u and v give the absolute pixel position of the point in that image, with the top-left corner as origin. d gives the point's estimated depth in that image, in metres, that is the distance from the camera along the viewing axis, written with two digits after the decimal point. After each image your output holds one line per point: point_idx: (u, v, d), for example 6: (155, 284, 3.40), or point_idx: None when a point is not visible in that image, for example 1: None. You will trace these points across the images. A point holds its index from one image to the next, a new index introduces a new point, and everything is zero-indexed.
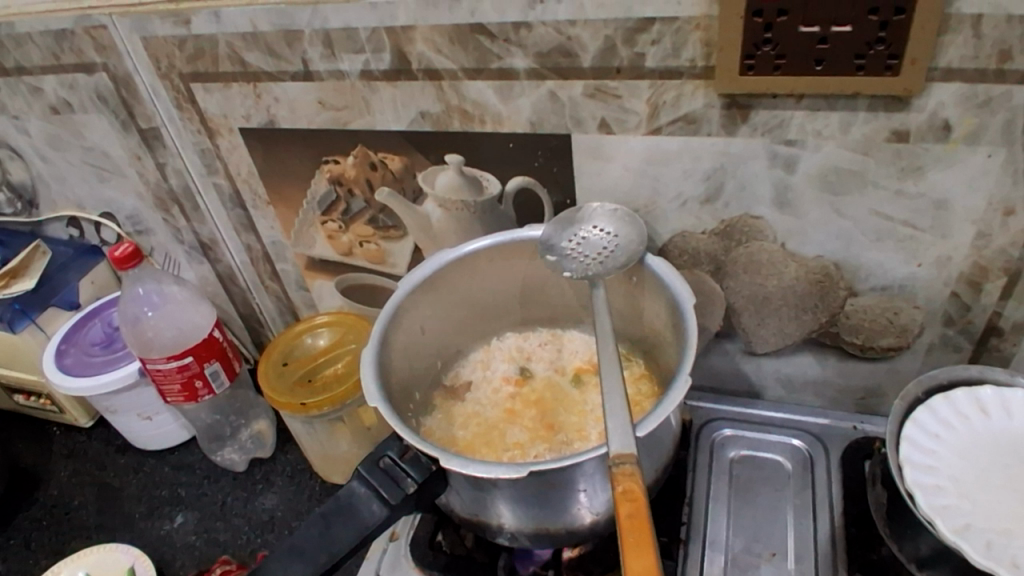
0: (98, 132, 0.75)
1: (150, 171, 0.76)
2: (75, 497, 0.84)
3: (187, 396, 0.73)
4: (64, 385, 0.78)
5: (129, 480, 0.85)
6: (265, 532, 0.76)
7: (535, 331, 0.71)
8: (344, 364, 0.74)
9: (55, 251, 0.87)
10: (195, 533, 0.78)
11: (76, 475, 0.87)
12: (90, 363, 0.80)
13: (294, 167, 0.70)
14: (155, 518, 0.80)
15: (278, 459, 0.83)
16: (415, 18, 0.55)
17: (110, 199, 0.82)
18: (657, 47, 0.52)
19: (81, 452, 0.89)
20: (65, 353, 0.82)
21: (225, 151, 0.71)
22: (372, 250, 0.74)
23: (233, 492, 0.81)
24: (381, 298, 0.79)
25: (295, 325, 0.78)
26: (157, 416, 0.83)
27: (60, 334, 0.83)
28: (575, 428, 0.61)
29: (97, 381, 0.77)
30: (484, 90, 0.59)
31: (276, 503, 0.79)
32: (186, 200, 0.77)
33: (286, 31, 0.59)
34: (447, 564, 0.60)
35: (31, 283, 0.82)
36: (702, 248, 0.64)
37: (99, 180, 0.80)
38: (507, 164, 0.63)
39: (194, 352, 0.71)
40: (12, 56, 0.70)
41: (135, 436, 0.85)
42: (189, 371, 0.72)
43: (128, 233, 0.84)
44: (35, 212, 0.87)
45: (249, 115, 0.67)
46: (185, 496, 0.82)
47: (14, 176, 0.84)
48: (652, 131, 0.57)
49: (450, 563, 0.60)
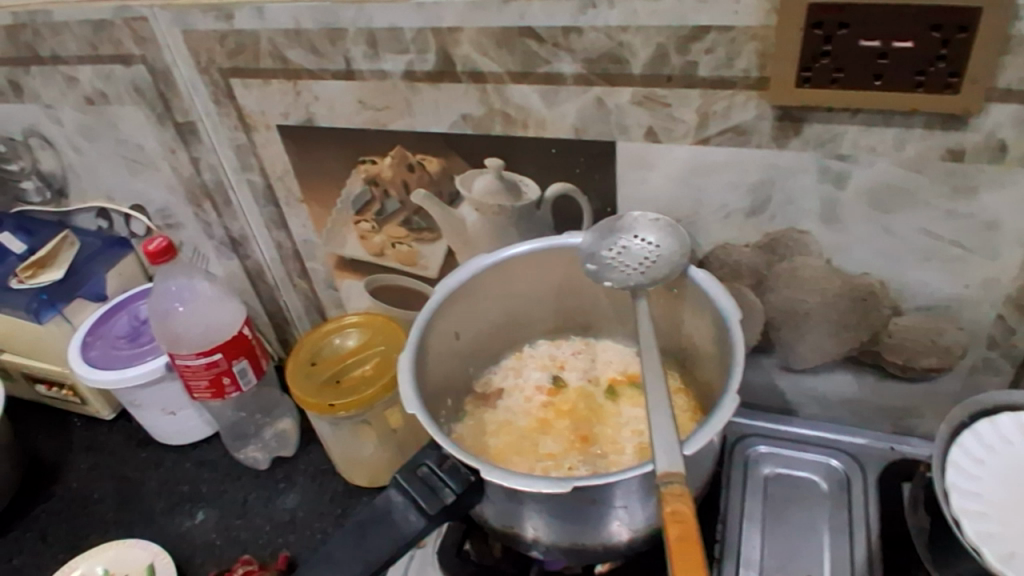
0: (133, 125, 0.74)
1: (183, 165, 0.75)
2: (94, 491, 0.84)
3: (214, 393, 0.73)
4: (90, 378, 0.77)
5: (149, 474, 0.85)
6: (287, 533, 0.76)
7: (568, 339, 0.70)
8: (373, 365, 0.73)
9: (83, 242, 0.86)
10: (215, 531, 0.77)
11: (95, 467, 0.87)
12: (116, 356, 0.79)
13: (329, 166, 0.70)
14: (176, 514, 0.80)
15: (300, 458, 0.83)
16: (462, 20, 0.55)
17: (141, 191, 0.81)
18: (710, 56, 0.51)
19: (102, 444, 0.89)
20: (91, 346, 0.81)
21: (260, 147, 0.71)
22: (404, 252, 0.73)
23: (254, 491, 0.81)
24: (411, 299, 0.78)
25: (326, 324, 0.77)
26: (182, 411, 0.83)
27: (86, 326, 0.83)
28: (609, 440, 0.60)
29: (124, 375, 0.77)
30: (529, 94, 0.58)
31: (298, 503, 0.78)
32: (218, 195, 0.77)
33: (330, 29, 0.58)
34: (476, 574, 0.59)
35: (59, 274, 0.83)
36: (744, 261, 0.63)
37: (131, 172, 0.79)
38: (547, 170, 0.62)
39: (223, 349, 0.71)
40: (49, 45, 0.70)
41: (157, 431, 0.85)
42: (217, 368, 0.71)
43: (158, 226, 0.84)
44: (64, 202, 0.87)
45: (288, 112, 0.66)
46: (207, 492, 0.81)
47: (45, 165, 0.84)
48: (700, 140, 0.56)
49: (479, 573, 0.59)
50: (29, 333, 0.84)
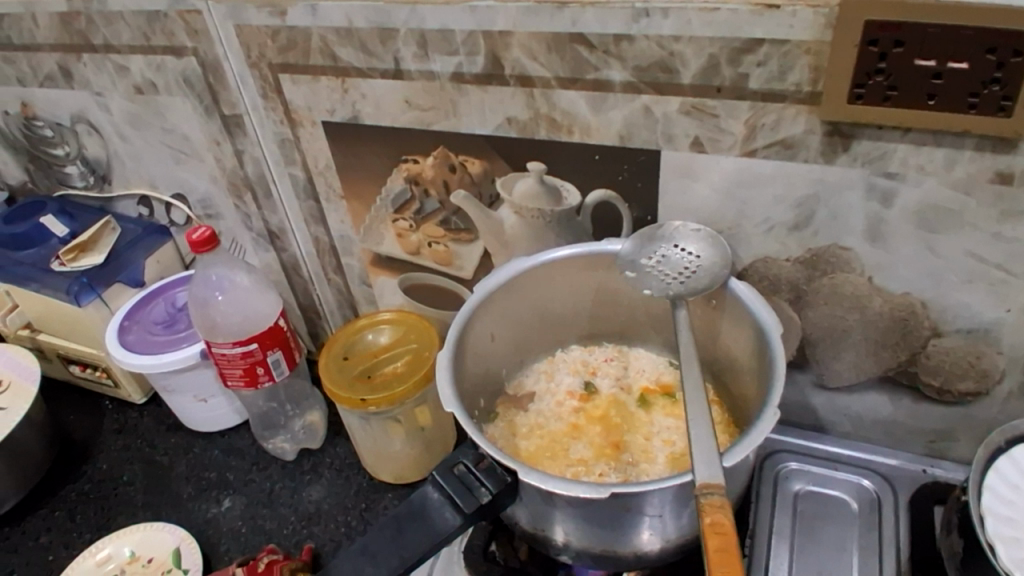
0: (180, 115, 0.75)
1: (227, 156, 0.77)
2: (123, 473, 0.85)
3: (247, 382, 0.74)
4: (126, 361, 0.78)
5: (178, 459, 0.86)
6: (311, 525, 0.76)
7: (601, 345, 0.70)
8: (405, 362, 0.73)
9: (124, 228, 0.88)
10: (241, 519, 0.78)
11: (125, 450, 0.88)
12: (152, 341, 0.80)
13: (371, 164, 0.70)
14: (203, 500, 0.81)
15: (327, 451, 0.83)
16: (514, 24, 0.55)
17: (184, 181, 0.82)
18: (762, 68, 0.51)
19: (132, 427, 0.90)
20: (128, 330, 0.82)
21: (304, 142, 0.72)
22: (440, 251, 0.74)
23: (281, 481, 0.81)
24: (444, 299, 0.79)
25: (360, 319, 0.78)
26: (213, 399, 0.84)
27: (124, 311, 0.84)
28: (641, 449, 0.60)
29: (160, 361, 0.78)
30: (576, 100, 0.58)
31: (323, 495, 0.79)
32: (259, 187, 0.78)
33: (381, 28, 0.59)
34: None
35: (100, 257, 0.84)
36: (784, 275, 0.62)
37: (175, 162, 0.81)
38: (589, 176, 0.63)
39: (259, 339, 0.72)
40: (102, 34, 0.71)
41: (187, 417, 0.86)
42: (252, 358, 0.72)
43: (198, 216, 0.85)
44: (107, 188, 0.89)
45: (334, 109, 0.67)
46: (234, 480, 0.82)
47: (91, 152, 0.86)
48: (747, 152, 0.56)
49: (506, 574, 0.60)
50: (67, 315, 0.86)
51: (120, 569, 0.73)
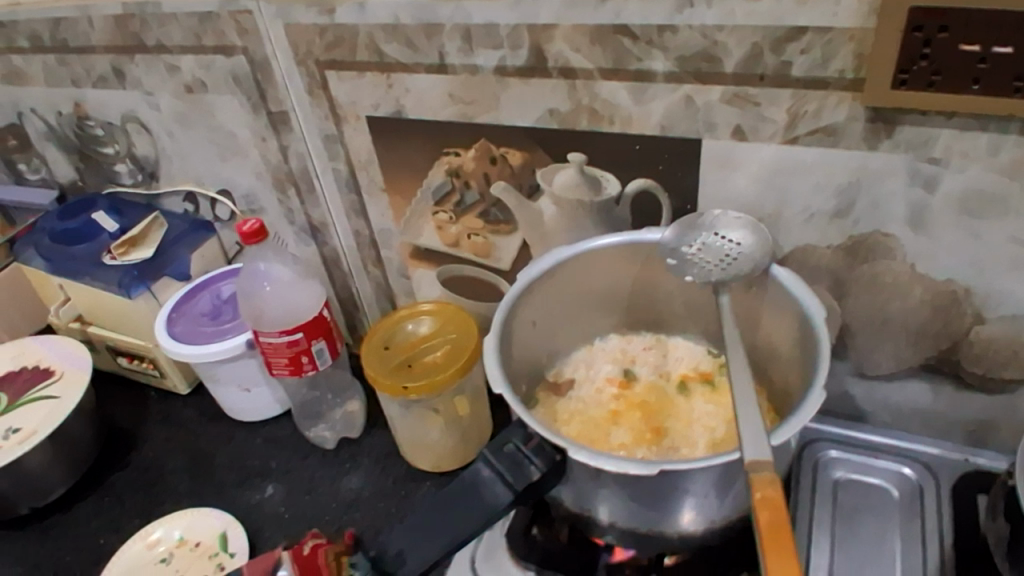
0: (227, 113, 0.78)
1: (272, 152, 0.79)
2: (169, 462, 0.88)
3: (292, 370, 0.75)
4: (174, 351, 0.81)
5: (222, 448, 0.88)
6: (352, 511, 0.78)
7: (639, 334, 0.71)
8: (444, 353, 0.74)
9: (171, 223, 0.91)
10: (283, 505, 0.80)
11: (169, 440, 0.90)
12: (199, 332, 0.83)
13: (413, 158, 0.72)
14: (246, 487, 0.83)
15: (365, 441, 0.85)
16: (558, 17, 0.56)
17: (229, 177, 0.85)
18: (805, 57, 0.52)
19: (177, 418, 0.93)
20: (175, 322, 0.85)
21: (348, 137, 0.74)
22: (479, 243, 0.75)
23: (322, 469, 0.83)
24: (482, 291, 0.80)
25: (400, 310, 0.79)
26: (257, 388, 0.86)
27: (170, 303, 0.86)
28: (681, 435, 0.61)
29: (208, 352, 0.80)
30: (617, 91, 0.59)
31: (363, 482, 0.81)
32: (303, 182, 0.80)
33: (427, 24, 0.61)
34: (544, 559, 0.61)
35: (150, 252, 0.87)
36: (824, 263, 0.63)
37: (221, 158, 0.83)
38: (629, 167, 0.64)
39: (305, 328, 0.73)
40: (154, 35, 0.74)
41: (231, 406, 0.88)
42: (298, 346, 0.74)
43: (242, 211, 0.88)
44: (153, 184, 0.92)
45: (378, 104, 0.69)
46: (275, 468, 0.84)
47: (139, 150, 0.89)
48: (788, 140, 0.57)
49: (547, 557, 0.61)
50: (118, 308, 0.89)
51: (170, 552, 0.75)
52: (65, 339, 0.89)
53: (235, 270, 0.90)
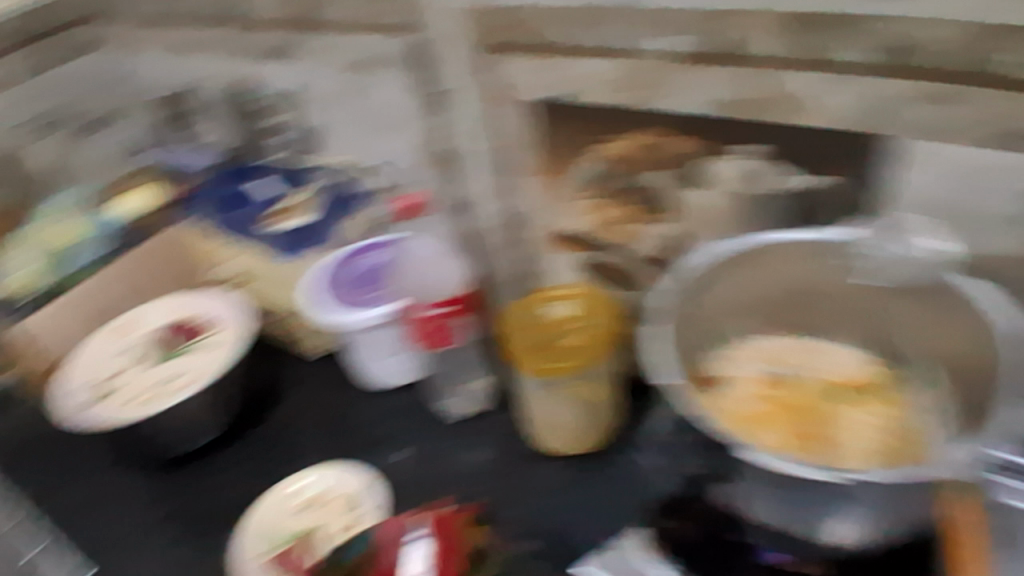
0: (384, 90, 0.79)
1: (420, 130, 0.79)
2: (295, 419, 0.87)
3: (441, 343, 0.77)
4: (323, 318, 0.80)
5: (349, 410, 0.87)
6: (479, 483, 0.77)
7: (783, 335, 0.71)
8: (589, 337, 0.72)
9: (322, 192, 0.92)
10: (412, 471, 0.79)
11: (298, 397, 0.89)
12: (347, 299, 0.81)
13: (565, 145, 0.71)
14: (373, 450, 0.82)
15: (492, 417, 0.83)
16: (750, 5, 0.56)
17: (374, 150, 0.86)
18: (1015, 55, 0.51)
19: (304, 377, 0.92)
20: (319, 288, 0.83)
21: (493, 120, 0.72)
22: (626, 232, 0.73)
23: (447, 446, 0.81)
24: (620, 279, 0.77)
25: (556, 289, 0.75)
26: (394, 356, 0.84)
27: (315, 270, 0.85)
28: (838, 443, 0.59)
29: (340, 321, 0.79)
30: (802, 80, 0.57)
31: (488, 459, 0.79)
32: (442, 162, 0.79)
33: (602, 8, 0.61)
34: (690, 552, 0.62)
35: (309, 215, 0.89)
36: (1007, 269, 0.60)
37: (370, 133, 0.85)
38: (804, 158, 0.62)
39: (458, 303, 0.75)
40: (330, 12, 0.77)
41: (363, 374, 0.86)
42: (449, 321, 0.75)
43: (387, 184, 0.87)
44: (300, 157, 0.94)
45: (535, 86, 0.68)
46: (401, 433, 0.83)
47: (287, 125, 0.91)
48: (987, 136, 0.55)
49: (693, 551, 0.62)
50: (260, 269, 0.89)
51: (306, 503, 0.75)
52: (227, 297, 0.90)
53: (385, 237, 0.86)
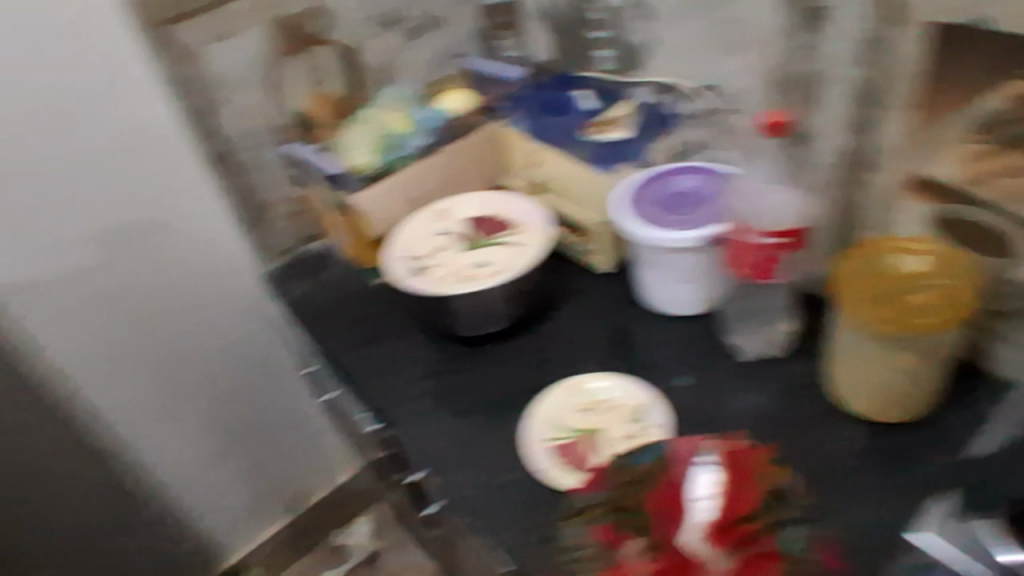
0: (752, 6, 0.77)
1: (786, 52, 0.76)
2: (580, 329, 0.91)
3: (761, 276, 0.73)
4: (635, 232, 0.81)
5: (632, 329, 0.89)
6: (769, 428, 0.75)
7: None
8: (933, 295, 0.64)
9: (643, 111, 0.91)
10: (694, 399, 0.79)
11: (582, 309, 0.93)
12: (659, 218, 0.82)
13: (976, 75, 0.64)
14: (655, 372, 0.83)
15: (785, 365, 0.80)
16: None
17: (720, 71, 0.84)
18: None
19: (587, 291, 0.95)
20: (630, 203, 0.84)
21: (894, 44, 0.67)
22: (1011, 187, 0.65)
23: (727, 381, 0.80)
24: (983, 240, 0.70)
25: (898, 239, 0.71)
26: (693, 282, 0.83)
27: (626, 185, 0.86)
28: None
29: (663, 237, 0.79)
30: None
31: (778, 405, 0.76)
32: (808, 88, 0.76)
33: None
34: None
35: (628, 131, 0.89)
36: None
37: (721, 51, 0.83)
38: None
39: (796, 236, 0.70)
40: None
41: (655, 297, 0.87)
42: (781, 253, 0.71)
43: (726, 106, 0.86)
44: (634, 73, 0.96)
45: (954, 10, 0.61)
46: (686, 361, 0.83)
47: (637, 37, 0.93)
48: None
49: None
50: (565, 178, 0.93)
51: (591, 405, 0.79)
52: (525, 199, 0.96)
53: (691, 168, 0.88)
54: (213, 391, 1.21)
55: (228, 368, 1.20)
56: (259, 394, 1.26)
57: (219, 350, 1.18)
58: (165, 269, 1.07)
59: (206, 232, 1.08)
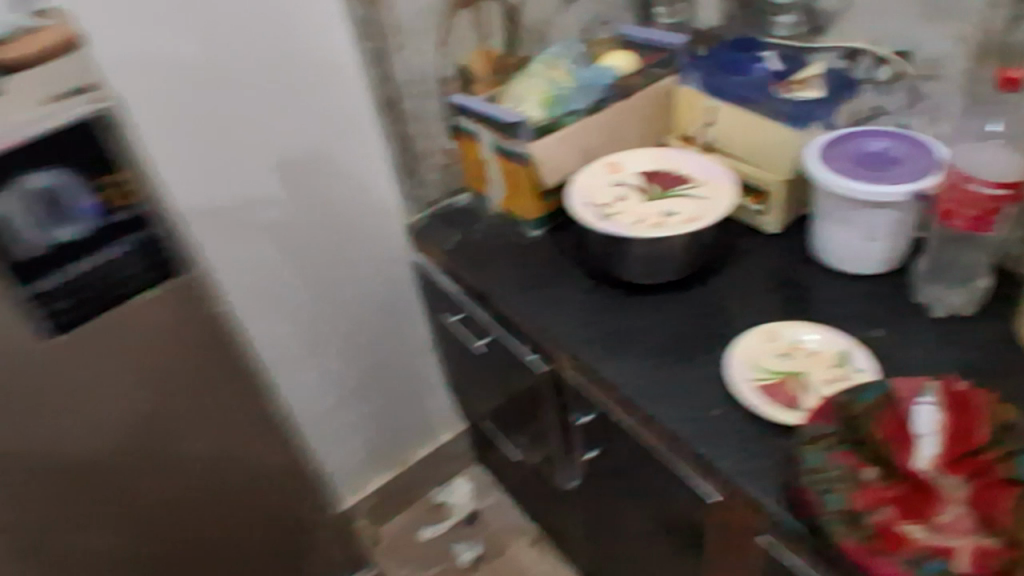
0: None
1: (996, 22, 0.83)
2: (762, 282, 0.93)
3: (972, 227, 0.77)
4: (837, 185, 0.84)
5: (816, 284, 0.92)
6: (976, 375, 0.78)
7: None
8: None
9: (830, 75, 0.96)
10: (894, 349, 0.82)
11: (760, 264, 0.96)
12: (858, 173, 0.86)
13: None
14: (849, 324, 0.86)
15: (979, 322, 0.84)
16: None
17: (920, 39, 0.92)
18: None
19: (762, 249, 0.98)
20: (826, 159, 0.88)
21: None
22: None
23: (924, 333, 0.84)
24: None
25: None
26: (880, 241, 0.88)
27: (820, 142, 0.90)
28: None
29: (874, 191, 0.83)
30: None
31: (980, 357, 0.80)
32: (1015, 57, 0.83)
33: None
34: None
35: (821, 94, 0.94)
36: None
37: (923, 19, 0.91)
38: None
39: (1014, 188, 0.74)
40: None
41: (835, 253, 0.91)
42: (998, 204, 0.75)
43: (920, 71, 0.93)
44: (814, 38, 1.05)
45: None
46: (878, 316, 0.87)
47: (824, 6, 1.03)
48: None
49: None
50: (741, 136, 0.98)
51: (789, 350, 0.82)
52: (698, 155, 1.00)
53: (880, 131, 0.92)
54: (354, 336, 1.23)
55: (368, 313, 1.22)
56: (390, 343, 1.28)
57: (364, 294, 1.20)
58: (333, 208, 1.10)
59: (368, 173, 1.11)
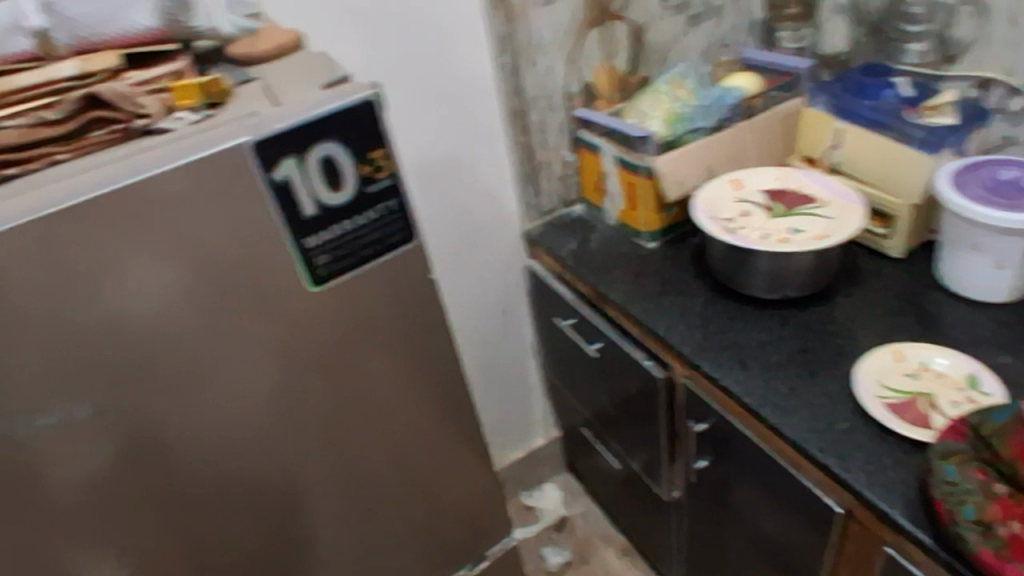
0: None
1: None
2: (886, 303, 0.93)
3: None
4: (967, 211, 0.84)
5: (942, 308, 0.92)
6: None
7: None
8: None
9: (959, 104, 0.95)
10: None
11: (883, 287, 0.96)
12: (990, 200, 0.85)
13: None
14: (979, 349, 0.85)
15: None
16: None
17: None
18: None
19: (884, 272, 0.98)
20: (957, 186, 0.88)
21: None
22: None
23: None
24: None
25: None
26: (1011, 270, 0.87)
27: (951, 169, 0.90)
28: None
29: (992, 215, 0.83)
30: None
31: None
32: None
33: None
34: None
35: (953, 121, 0.93)
36: None
37: None
38: None
39: None
40: None
41: (961, 279, 0.91)
42: None
43: None
44: (944, 67, 1.04)
45: None
46: (1010, 343, 0.86)
47: (957, 33, 1.00)
48: None
49: None
50: (866, 158, 0.99)
51: (918, 371, 0.82)
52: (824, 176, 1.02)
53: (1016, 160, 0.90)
54: (472, 333, 1.29)
55: (487, 313, 1.29)
56: (502, 343, 1.34)
57: (485, 293, 1.27)
58: (465, 208, 1.16)
59: (502, 181, 1.18)
